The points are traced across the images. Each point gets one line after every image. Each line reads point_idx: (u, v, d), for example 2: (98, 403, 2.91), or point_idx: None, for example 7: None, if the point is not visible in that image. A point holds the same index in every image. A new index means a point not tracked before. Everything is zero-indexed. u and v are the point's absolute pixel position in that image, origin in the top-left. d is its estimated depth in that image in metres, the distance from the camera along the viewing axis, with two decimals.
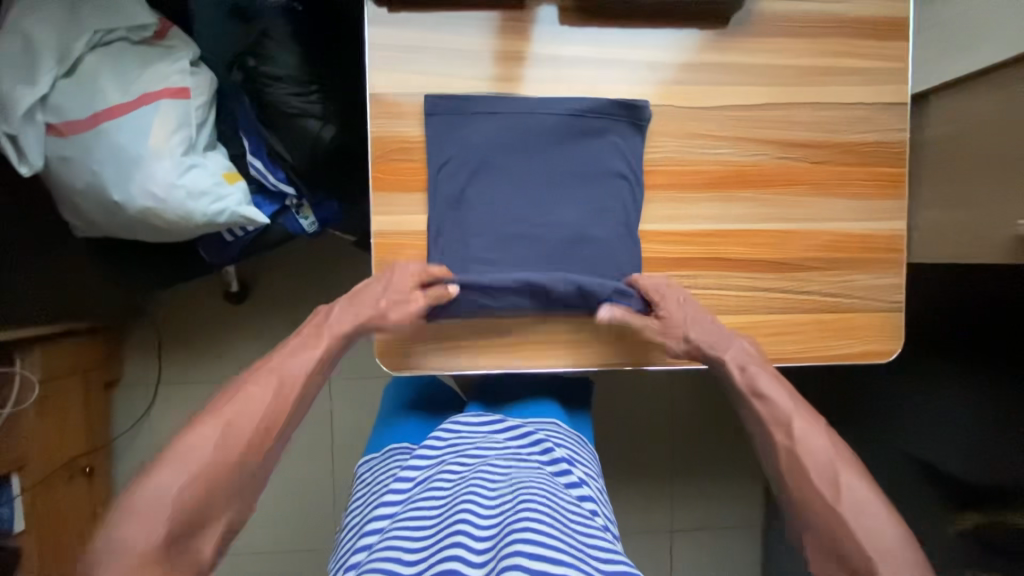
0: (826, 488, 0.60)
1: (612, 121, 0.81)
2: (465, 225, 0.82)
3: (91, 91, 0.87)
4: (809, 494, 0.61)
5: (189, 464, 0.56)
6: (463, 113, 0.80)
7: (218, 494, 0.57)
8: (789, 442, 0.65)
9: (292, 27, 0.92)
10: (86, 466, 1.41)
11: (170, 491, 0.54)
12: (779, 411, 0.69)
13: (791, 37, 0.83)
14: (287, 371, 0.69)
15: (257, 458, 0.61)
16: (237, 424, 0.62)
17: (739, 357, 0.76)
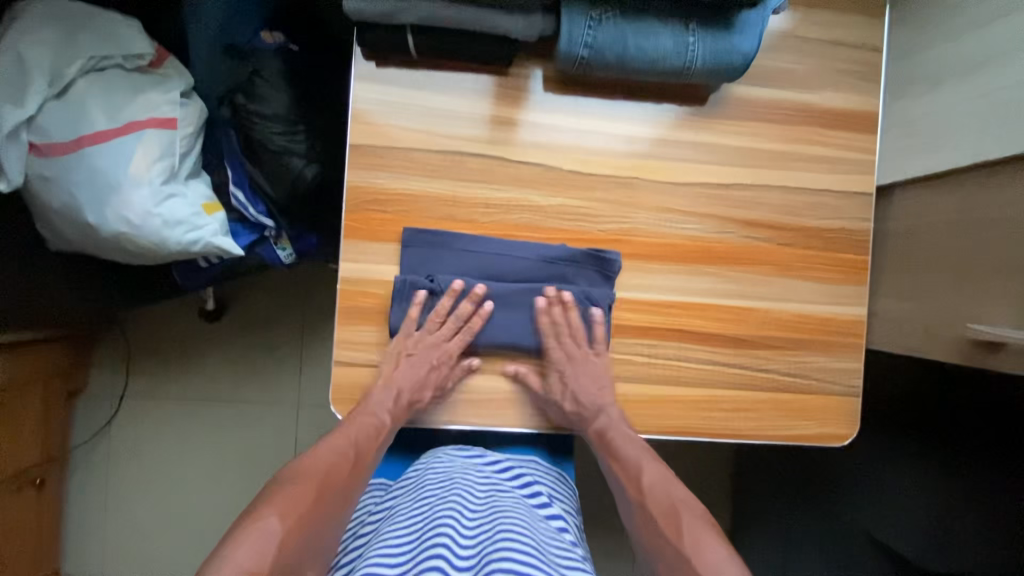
0: (674, 534, 0.70)
1: (578, 267, 0.84)
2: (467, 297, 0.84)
3: (79, 115, 0.88)
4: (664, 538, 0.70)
5: (269, 523, 0.61)
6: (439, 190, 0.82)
7: (303, 535, 0.63)
8: (646, 495, 0.76)
9: (287, 70, 0.95)
10: (38, 477, 1.38)
11: (266, 536, 0.60)
12: (632, 467, 0.79)
13: (764, 122, 0.86)
14: (347, 439, 0.76)
15: (319, 522, 0.65)
16: (312, 486, 0.68)
17: (608, 419, 0.83)
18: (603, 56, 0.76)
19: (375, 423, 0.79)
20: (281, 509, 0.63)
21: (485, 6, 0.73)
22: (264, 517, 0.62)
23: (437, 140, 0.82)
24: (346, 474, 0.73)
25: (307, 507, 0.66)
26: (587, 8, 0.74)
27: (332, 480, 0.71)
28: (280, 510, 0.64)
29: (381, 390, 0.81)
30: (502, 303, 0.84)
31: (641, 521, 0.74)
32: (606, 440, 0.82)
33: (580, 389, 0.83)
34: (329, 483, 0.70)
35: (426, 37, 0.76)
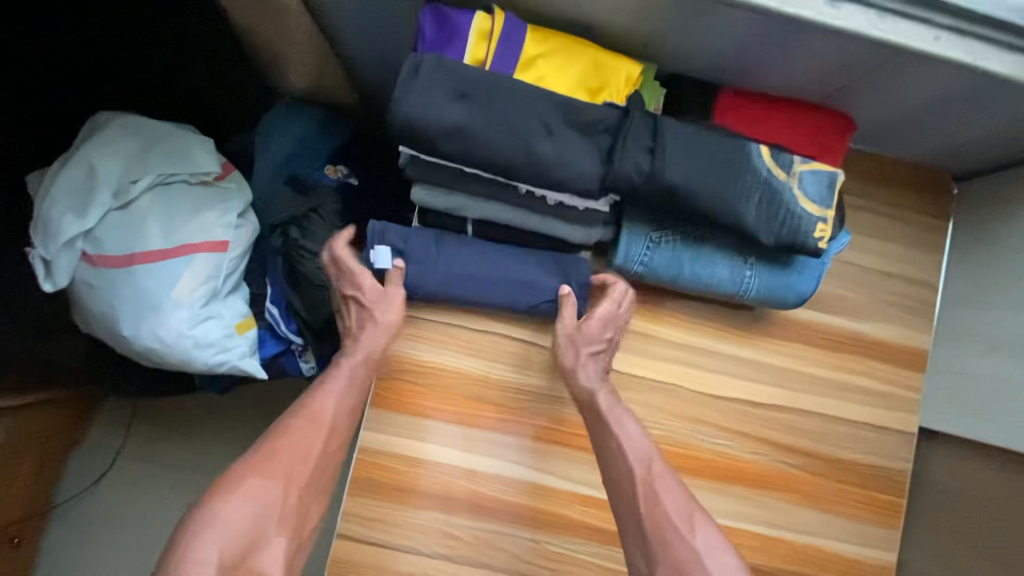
0: (667, 522, 0.64)
1: (552, 260, 0.78)
2: (435, 265, 0.76)
3: (136, 231, 0.90)
4: (663, 518, 0.65)
5: (239, 503, 0.61)
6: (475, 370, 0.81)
7: (272, 520, 0.63)
8: (648, 481, 0.68)
9: (344, 209, 0.98)
10: (15, 535, 1.35)
11: (230, 523, 0.60)
12: (634, 447, 0.70)
13: (810, 344, 0.85)
14: (326, 406, 0.73)
15: (299, 493, 0.66)
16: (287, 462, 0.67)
17: (608, 397, 0.75)
18: (658, 274, 0.76)
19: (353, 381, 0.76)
20: (257, 484, 0.63)
21: (548, 215, 0.74)
22: (240, 495, 0.62)
23: (476, 320, 0.81)
24: (330, 440, 0.71)
25: (278, 489, 0.64)
26: (648, 230, 0.74)
27: (313, 451, 0.69)
28: (261, 488, 0.64)
29: (357, 339, 0.77)
30: (471, 267, 0.77)
31: (642, 504, 0.66)
32: (604, 420, 0.73)
33: (584, 365, 0.75)
34: (311, 454, 0.69)
35: (485, 228, 0.77)
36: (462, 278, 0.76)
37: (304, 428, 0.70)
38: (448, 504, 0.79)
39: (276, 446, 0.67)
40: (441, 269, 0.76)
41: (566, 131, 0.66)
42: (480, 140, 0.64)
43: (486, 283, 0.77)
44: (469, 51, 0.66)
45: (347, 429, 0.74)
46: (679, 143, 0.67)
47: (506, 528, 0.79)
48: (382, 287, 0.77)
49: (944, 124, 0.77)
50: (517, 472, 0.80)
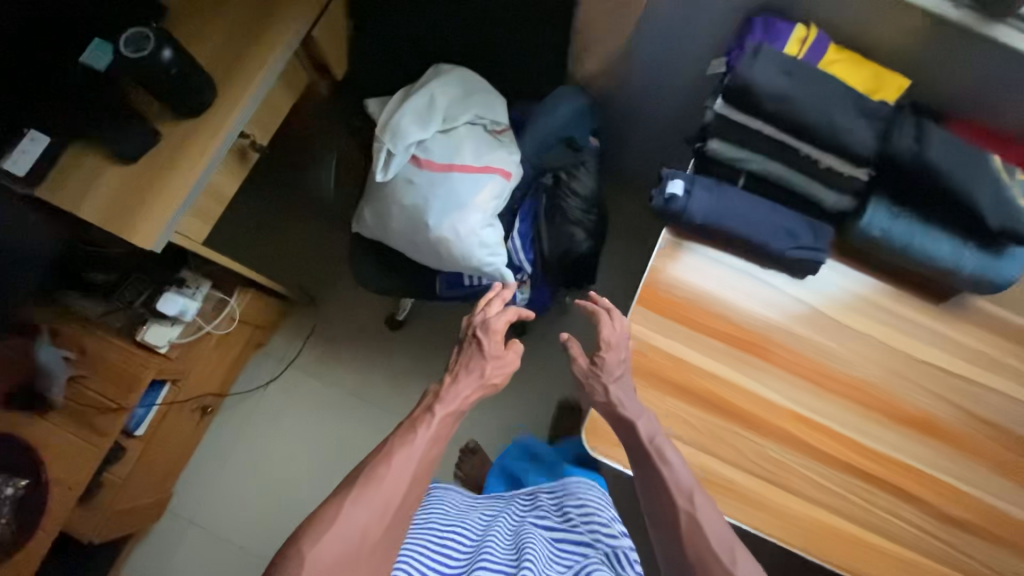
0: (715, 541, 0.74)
1: (803, 219, 0.98)
2: (718, 201, 0.98)
3: (454, 149, 1.17)
4: (701, 542, 0.75)
5: (337, 532, 0.79)
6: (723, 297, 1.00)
7: (356, 555, 0.79)
8: (692, 509, 0.77)
9: (593, 173, 1.27)
10: (208, 406, 1.53)
11: (321, 559, 0.77)
12: (676, 478, 0.81)
13: (999, 334, 1.01)
14: (409, 457, 0.87)
15: (376, 534, 0.81)
16: (368, 504, 0.81)
17: (651, 427, 0.86)
18: (892, 241, 0.95)
19: (436, 430, 0.91)
20: (340, 533, 0.79)
21: (815, 179, 0.96)
22: (332, 529, 0.79)
23: (730, 255, 1.01)
24: (407, 492, 0.85)
25: (358, 535, 0.80)
26: (890, 204, 0.95)
27: (389, 507, 0.83)
28: (346, 528, 0.80)
29: (455, 383, 0.98)
30: (744, 207, 0.98)
31: (684, 535, 0.76)
32: (657, 449, 0.83)
33: (616, 382, 0.90)
34: (388, 502, 0.83)
35: (755, 184, 1.00)
36: (735, 215, 0.98)
37: (384, 483, 0.84)
38: (689, 396, 0.96)
39: (365, 484, 0.83)
40: (721, 204, 0.98)
41: (855, 112, 0.90)
42: (794, 105, 0.89)
43: (754, 221, 0.97)
44: (789, 46, 0.92)
45: (423, 471, 0.88)
46: (939, 136, 0.89)
47: (730, 425, 0.95)
48: (500, 320, 1.02)
49: None
50: (749, 383, 0.96)
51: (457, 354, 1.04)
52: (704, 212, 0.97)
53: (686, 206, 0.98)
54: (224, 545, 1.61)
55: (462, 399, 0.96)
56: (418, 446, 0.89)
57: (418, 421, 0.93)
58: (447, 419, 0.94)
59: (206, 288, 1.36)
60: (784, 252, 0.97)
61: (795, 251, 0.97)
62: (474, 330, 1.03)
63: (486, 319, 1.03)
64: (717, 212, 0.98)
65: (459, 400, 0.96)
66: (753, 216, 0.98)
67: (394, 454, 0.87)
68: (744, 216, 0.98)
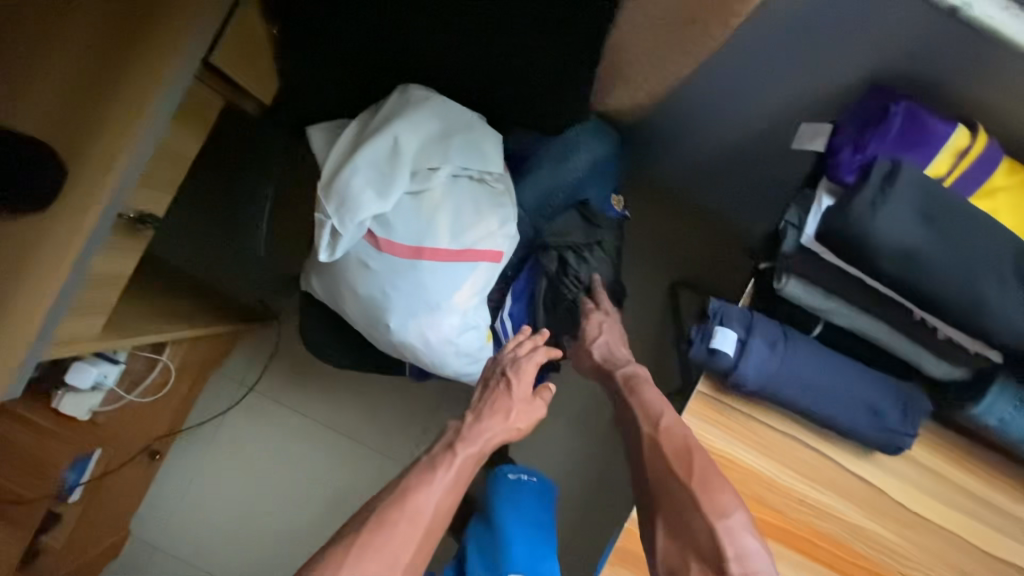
0: (710, 509, 0.64)
1: (895, 387, 0.71)
2: (782, 360, 0.70)
3: (426, 222, 0.86)
4: (692, 511, 0.64)
5: None
6: (763, 477, 0.77)
7: None
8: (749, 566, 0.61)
9: (615, 241, 0.99)
10: (157, 451, 1.38)
11: None
12: (732, 525, 0.64)
13: None
14: (424, 506, 0.69)
15: None
16: (371, 557, 0.64)
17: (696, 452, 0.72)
18: (1011, 433, 0.69)
19: (458, 472, 0.74)
20: None
21: (921, 345, 0.68)
22: None
23: (781, 421, 0.77)
24: (425, 541, 0.68)
25: None
26: (1022, 388, 0.67)
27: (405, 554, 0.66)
28: None
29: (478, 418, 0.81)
30: (816, 371, 0.70)
31: None
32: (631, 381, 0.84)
33: (608, 347, 0.92)
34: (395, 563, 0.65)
35: (833, 334, 0.72)
36: (803, 380, 0.71)
37: (398, 526, 0.67)
38: None
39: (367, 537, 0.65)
40: (785, 365, 0.70)
41: (1014, 280, 0.59)
42: (927, 265, 0.58)
43: (826, 390, 0.71)
44: (936, 162, 0.61)
45: (437, 526, 0.70)
46: None
47: None
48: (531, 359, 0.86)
49: None
50: None
51: (478, 392, 0.84)
52: (760, 375, 0.71)
53: (736, 366, 0.71)
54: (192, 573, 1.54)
55: (488, 441, 0.78)
56: (431, 495, 0.70)
57: (434, 456, 0.75)
58: (471, 463, 0.76)
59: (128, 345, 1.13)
60: (863, 432, 0.72)
61: (873, 433, 0.72)
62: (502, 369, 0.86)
63: (518, 359, 0.86)
64: (777, 375, 0.71)
65: (486, 440, 0.78)
66: (826, 383, 0.71)
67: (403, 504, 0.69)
68: (816, 383, 0.71)
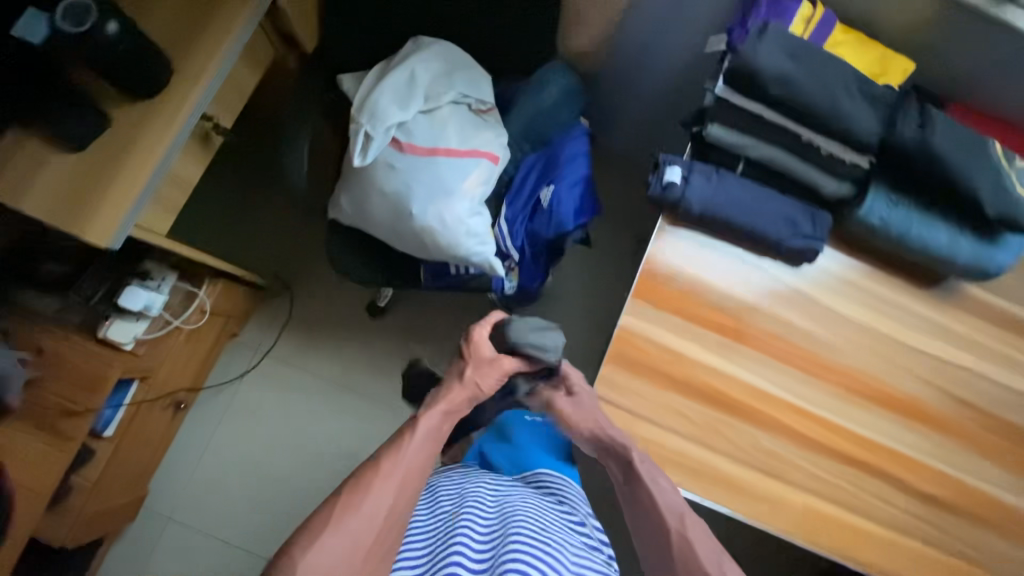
0: (656, 496, 0.82)
1: (802, 206, 0.96)
2: (716, 188, 0.94)
3: (438, 131, 1.09)
4: (640, 489, 0.83)
5: (319, 555, 0.69)
6: (722, 290, 0.97)
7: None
8: (682, 530, 0.79)
9: (586, 152, 1.20)
10: (181, 402, 1.47)
11: None
12: (667, 500, 0.82)
13: (989, 321, 1.01)
14: (402, 464, 0.79)
15: (369, 550, 0.72)
16: (354, 517, 0.73)
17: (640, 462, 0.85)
18: (890, 229, 0.94)
19: (432, 432, 0.85)
20: (323, 547, 0.70)
21: (815, 166, 0.93)
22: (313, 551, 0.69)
23: (727, 244, 0.99)
24: (400, 495, 0.77)
25: (351, 552, 0.71)
26: (889, 191, 0.93)
27: (380, 517, 0.74)
28: (328, 547, 0.70)
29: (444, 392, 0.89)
30: (742, 194, 0.94)
31: (677, 556, 0.77)
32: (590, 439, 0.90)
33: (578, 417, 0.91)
34: (379, 516, 0.74)
35: (752, 170, 0.97)
36: (732, 201, 0.94)
37: (369, 499, 0.75)
38: (687, 390, 0.94)
39: (351, 503, 0.74)
40: (719, 191, 0.94)
41: (859, 96, 0.87)
42: (797, 88, 0.85)
43: (753, 208, 0.94)
44: (793, 26, 0.89)
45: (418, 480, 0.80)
46: (943, 123, 0.86)
47: (730, 418, 0.94)
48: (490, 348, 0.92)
49: None
50: (746, 375, 0.95)
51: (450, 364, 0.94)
52: (702, 199, 0.94)
53: (683, 195, 0.94)
54: (205, 538, 1.57)
55: (451, 407, 0.88)
56: (407, 456, 0.80)
57: (409, 424, 0.85)
58: (440, 427, 0.86)
59: (171, 280, 1.28)
60: (785, 240, 0.95)
61: (794, 240, 0.95)
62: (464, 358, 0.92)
63: (475, 349, 0.91)
64: (714, 199, 0.94)
65: (451, 406, 0.88)
66: (751, 204, 0.94)
67: (381, 468, 0.78)
68: (744, 203, 0.94)
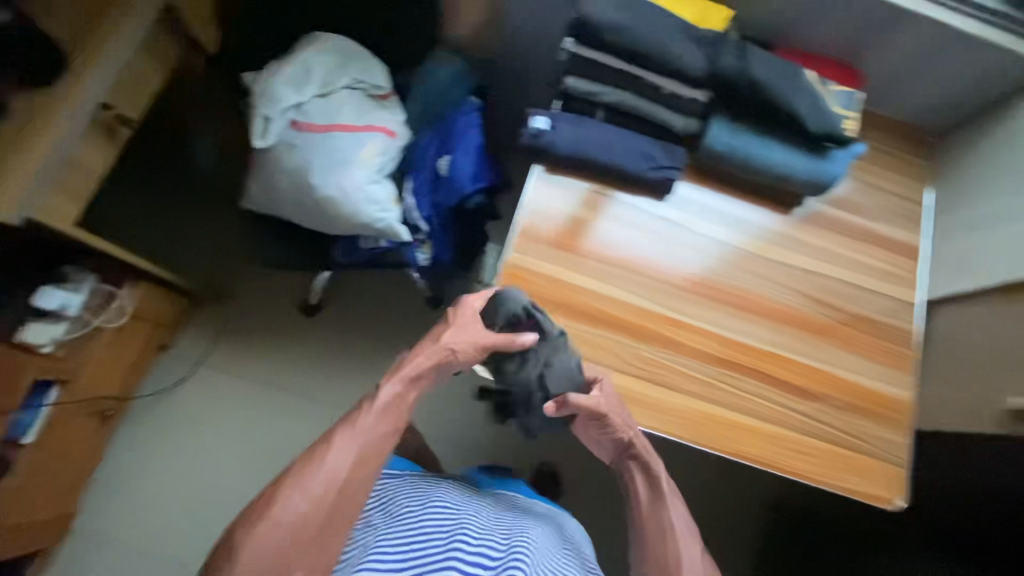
0: (661, 516, 0.89)
1: (658, 142, 1.07)
2: (580, 131, 1.05)
3: (333, 111, 1.18)
4: (660, 510, 0.89)
5: (280, 520, 0.74)
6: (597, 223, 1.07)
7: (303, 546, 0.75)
8: (687, 560, 0.85)
9: (480, 125, 1.28)
10: (108, 410, 1.47)
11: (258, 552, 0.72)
12: (679, 527, 0.88)
13: (839, 233, 1.14)
14: (358, 434, 0.83)
15: (331, 518, 0.77)
16: (314, 487, 0.77)
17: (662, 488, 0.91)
18: (735, 153, 1.06)
19: (395, 400, 0.88)
20: (284, 512, 0.75)
21: (662, 104, 1.05)
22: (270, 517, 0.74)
23: (598, 183, 1.09)
24: (358, 463, 0.82)
25: (310, 516, 0.76)
26: (728, 120, 1.05)
27: (326, 500, 0.77)
28: (286, 513, 0.75)
29: (415, 358, 0.91)
30: (603, 136, 1.05)
31: None
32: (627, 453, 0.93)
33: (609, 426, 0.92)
34: (336, 484, 0.79)
35: (613, 116, 1.07)
36: (595, 142, 1.05)
37: (316, 476, 0.78)
38: (572, 314, 1.02)
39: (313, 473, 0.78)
40: (582, 134, 1.05)
41: (683, 40, 1.01)
42: (628, 35, 0.98)
43: (614, 146, 1.05)
44: None
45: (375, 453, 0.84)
46: (756, 55, 1.01)
47: (614, 335, 1.02)
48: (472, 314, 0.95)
49: (938, 71, 1.11)
50: (626, 295, 1.04)
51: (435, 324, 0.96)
52: (568, 142, 1.04)
53: (551, 140, 1.04)
54: (143, 557, 1.53)
55: (423, 370, 0.90)
56: (364, 427, 0.83)
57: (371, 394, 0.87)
58: (405, 396, 0.89)
59: (89, 283, 1.29)
60: (646, 172, 1.06)
61: (653, 171, 1.06)
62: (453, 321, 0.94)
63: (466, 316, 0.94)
64: (578, 141, 1.05)
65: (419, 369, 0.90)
66: (612, 143, 1.05)
67: (337, 439, 0.82)
68: (606, 143, 1.05)
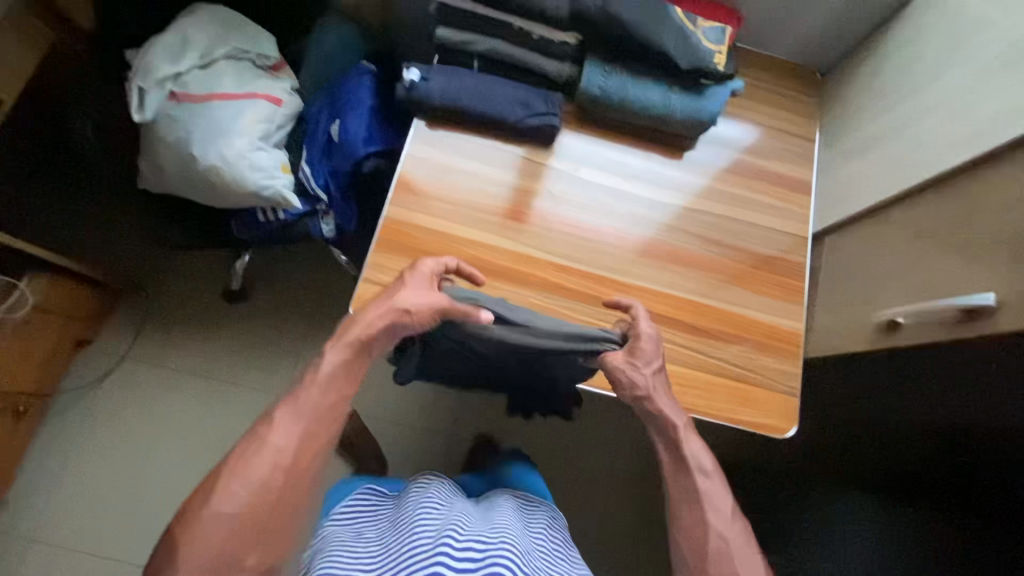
0: (692, 483, 0.78)
1: (535, 90, 1.06)
2: (452, 82, 1.04)
3: (213, 82, 1.17)
4: (684, 476, 0.78)
5: (230, 497, 0.69)
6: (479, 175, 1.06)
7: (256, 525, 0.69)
8: (724, 534, 0.74)
9: (373, 89, 1.25)
10: (22, 407, 1.45)
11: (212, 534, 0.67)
12: (714, 498, 0.77)
13: (726, 172, 1.14)
14: (308, 404, 0.76)
15: (290, 496, 0.72)
16: (272, 462, 0.71)
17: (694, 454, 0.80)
18: (610, 96, 1.05)
19: (350, 365, 0.79)
20: (236, 489, 0.69)
21: (533, 52, 1.05)
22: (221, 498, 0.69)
23: (480, 135, 1.08)
24: (315, 434, 0.75)
25: (262, 497, 0.70)
26: (601, 63, 1.05)
27: (273, 490, 0.71)
28: (237, 490, 0.69)
29: (379, 318, 0.81)
30: (477, 85, 1.04)
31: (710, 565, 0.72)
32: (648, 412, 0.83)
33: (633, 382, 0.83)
34: (292, 461, 0.73)
35: (489, 66, 1.07)
36: (468, 90, 1.04)
37: (258, 459, 0.71)
38: None
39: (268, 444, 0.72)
40: (455, 84, 1.04)
41: None
42: None
43: (489, 95, 1.04)
44: None
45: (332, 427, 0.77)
46: None
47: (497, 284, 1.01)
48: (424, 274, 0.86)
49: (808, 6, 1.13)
50: (513, 245, 1.04)
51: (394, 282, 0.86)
52: (441, 92, 1.03)
53: (424, 91, 1.03)
54: (73, 554, 1.50)
55: (387, 330, 0.81)
56: (314, 397, 0.76)
57: (323, 361, 0.79)
58: (360, 362, 0.81)
59: None
60: (522, 119, 1.05)
61: (529, 118, 1.05)
62: (408, 278, 0.85)
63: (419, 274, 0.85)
64: (451, 91, 1.03)
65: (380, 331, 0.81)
66: (486, 92, 1.04)
67: (289, 410, 0.75)
68: (480, 92, 1.04)
